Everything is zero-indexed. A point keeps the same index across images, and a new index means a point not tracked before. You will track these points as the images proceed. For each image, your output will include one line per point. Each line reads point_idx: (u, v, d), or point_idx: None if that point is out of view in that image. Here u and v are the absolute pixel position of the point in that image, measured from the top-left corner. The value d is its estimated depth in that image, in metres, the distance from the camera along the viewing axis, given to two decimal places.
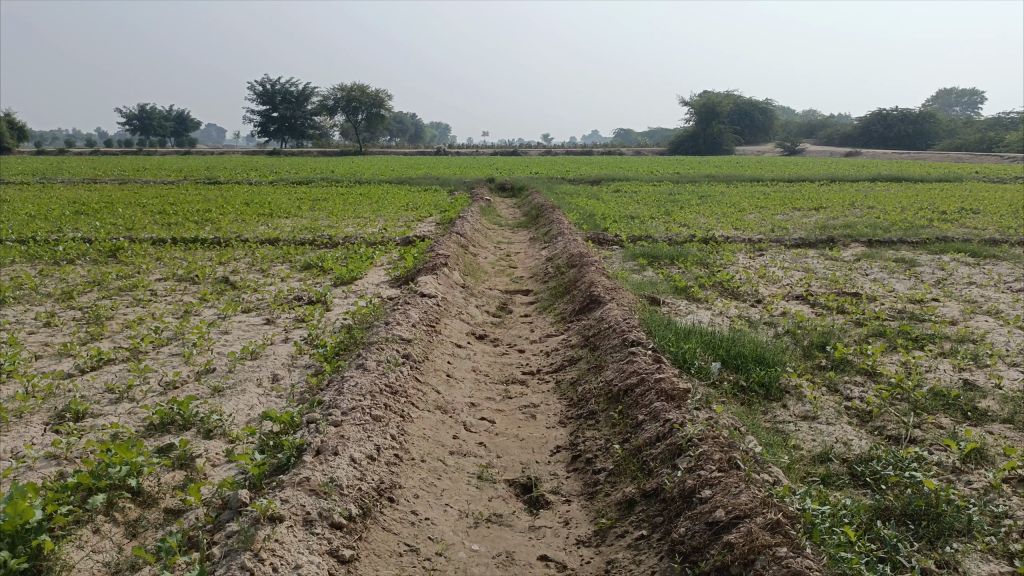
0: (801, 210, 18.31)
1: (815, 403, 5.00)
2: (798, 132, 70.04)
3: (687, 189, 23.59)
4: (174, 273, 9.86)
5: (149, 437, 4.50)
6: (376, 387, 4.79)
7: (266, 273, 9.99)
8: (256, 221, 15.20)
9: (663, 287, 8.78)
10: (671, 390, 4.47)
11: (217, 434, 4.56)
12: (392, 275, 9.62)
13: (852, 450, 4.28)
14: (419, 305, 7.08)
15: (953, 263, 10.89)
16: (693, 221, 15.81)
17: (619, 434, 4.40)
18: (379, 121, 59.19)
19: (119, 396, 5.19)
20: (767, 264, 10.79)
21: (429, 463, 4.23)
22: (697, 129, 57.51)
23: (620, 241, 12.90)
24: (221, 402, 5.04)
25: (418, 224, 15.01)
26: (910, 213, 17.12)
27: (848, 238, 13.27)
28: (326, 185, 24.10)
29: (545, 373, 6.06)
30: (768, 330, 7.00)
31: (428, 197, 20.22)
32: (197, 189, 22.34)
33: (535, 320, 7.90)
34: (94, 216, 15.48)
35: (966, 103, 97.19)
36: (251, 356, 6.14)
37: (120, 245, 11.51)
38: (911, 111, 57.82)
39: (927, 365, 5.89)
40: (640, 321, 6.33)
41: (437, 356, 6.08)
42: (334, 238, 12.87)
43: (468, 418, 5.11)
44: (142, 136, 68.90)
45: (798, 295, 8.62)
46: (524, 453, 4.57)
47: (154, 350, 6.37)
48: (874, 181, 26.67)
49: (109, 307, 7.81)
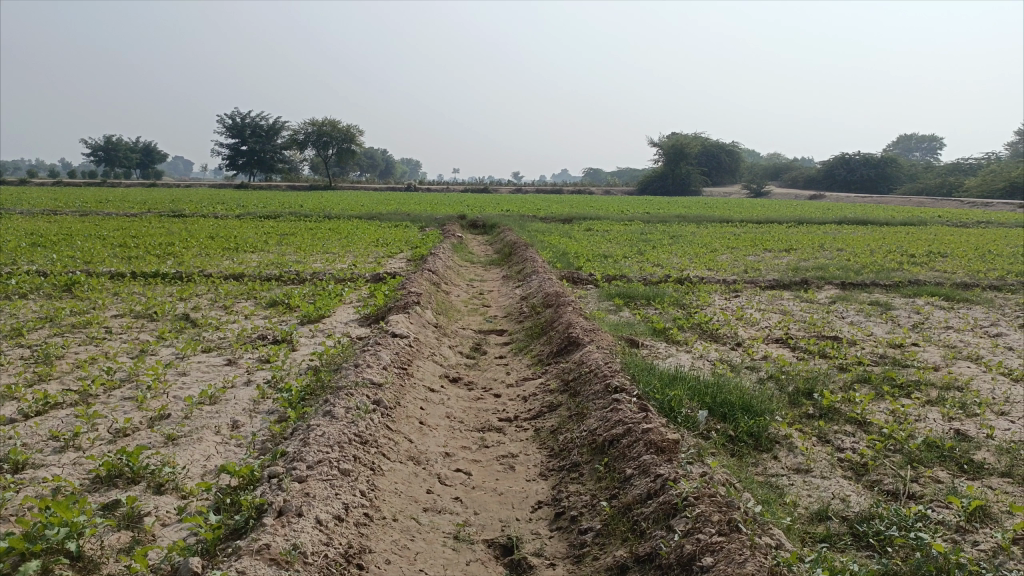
0: (772, 251, 18.36)
1: (808, 455, 4.77)
2: (764, 174, 71.37)
3: (658, 229, 23.65)
4: (132, 309, 9.43)
5: (93, 492, 4.11)
6: (344, 437, 4.47)
7: (229, 310, 9.60)
8: (221, 255, 14.78)
9: (641, 328, 8.58)
10: (660, 441, 4.21)
11: (170, 489, 4.19)
12: (362, 314, 9.31)
13: (851, 508, 4.05)
14: (390, 346, 6.77)
15: (928, 307, 10.87)
16: (666, 261, 15.74)
17: (606, 490, 4.12)
18: (349, 156, 59.02)
19: (64, 445, 4.79)
20: (744, 305, 10.66)
21: (401, 522, 3.90)
22: (665, 170, 58.28)
23: (595, 281, 12.74)
24: (174, 453, 4.67)
25: (388, 260, 14.70)
26: (879, 256, 17.24)
27: (821, 280, 13.25)
28: (294, 220, 23.70)
29: (523, 420, 5.76)
30: (751, 374, 6.80)
31: (398, 232, 19.99)
32: (160, 222, 21.78)
33: (510, 362, 7.61)
34: (51, 248, 14.95)
35: (924, 149, 100.02)
36: (210, 401, 5.77)
37: (77, 278, 11.05)
38: (872, 156, 59.26)
39: (918, 413, 5.72)
40: (622, 365, 6.09)
41: (410, 401, 5.76)
42: (302, 274, 12.52)
43: (442, 469, 4.79)
44: (107, 168, 67.91)
45: (778, 338, 8.47)
46: (503, 509, 4.27)
47: (105, 394, 5.96)
48: (840, 223, 27.03)
49: (60, 346, 7.37)
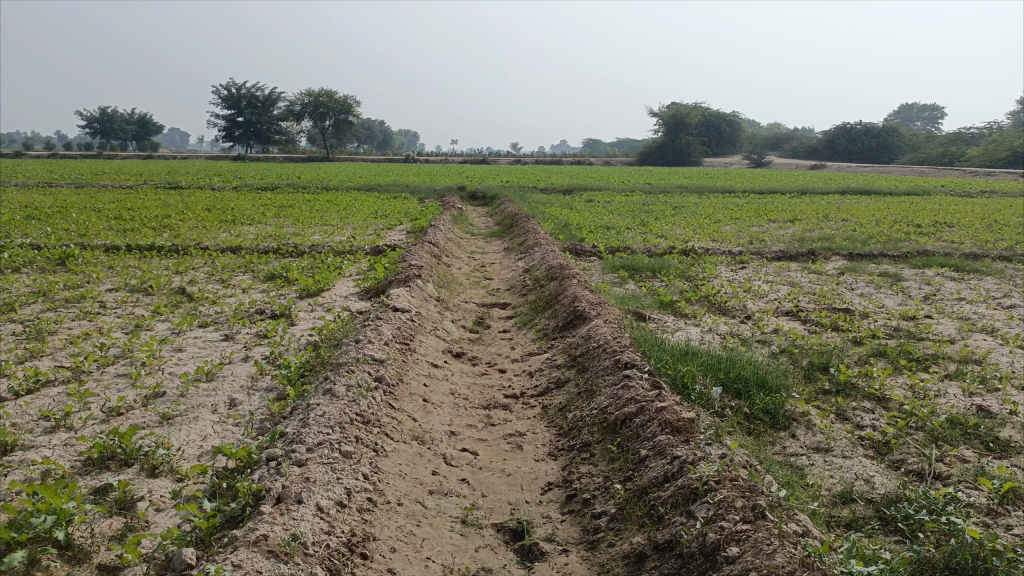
0: (776, 222, 18.10)
1: (827, 433, 4.60)
2: (765, 144, 70.77)
3: (659, 199, 23.35)
4: (127, 283, 9.22)
5: (84, 475, 3.93)
6: (346, 417, 4.29)
7: (227, 284, 9.39)
8: (218, 228, 14.53)
9: (648, 301, 8.38)
10: (675, 421, 4.02)
11: (164, 472, 4.02)
12: (362, 287, 9.11)
13: (876, 490, 3.89)
14: (392, 321, 6.57)
15: (938, 278, 10.66)
16: (669, 232, 15.51)
17: (620, 471, 3.95)
18: (346, 127, 58.42)
19: (55, 425, 4.60)
20: (752, 277, 10.46)
21: (407, 507, 3.73)
22: (665, 140, 57.74)
23: (598, 253, 12.52)
24: (169, 433, 4.49)
25: (388, 233, 14.45)
26: (885, 226, 16.99)
27: (829, 251, 13.02)
28: (292, 192, 23.40)
29: (529, 397, 5.58)
30: (762, 349, 6.61)
31: (397, 204, 19.71)
32: (156, 194, 21.47)
33: (515, 336, 7.42)
34: (45, 221, 14.69)
35: (926, 118, 99.18)
36: (207, 378, 5.59)
37: (71, 252, 10.83)
38: (874, 126, 58.62)
39: (938, 389, 5.54)
40: (631, 340, 5.90)
41: (413, 378, 5.58)
42: (300, 247, 12.29)
43: (447, 449, 4.61)
44: (104, 140, 67.20)
45: (788, 311, 8.28)
46: (512, 492, 4.10)
47: (98, 371, 5.77)
48: (844, 194, 26.67)
49: (52, 321, 7.17)
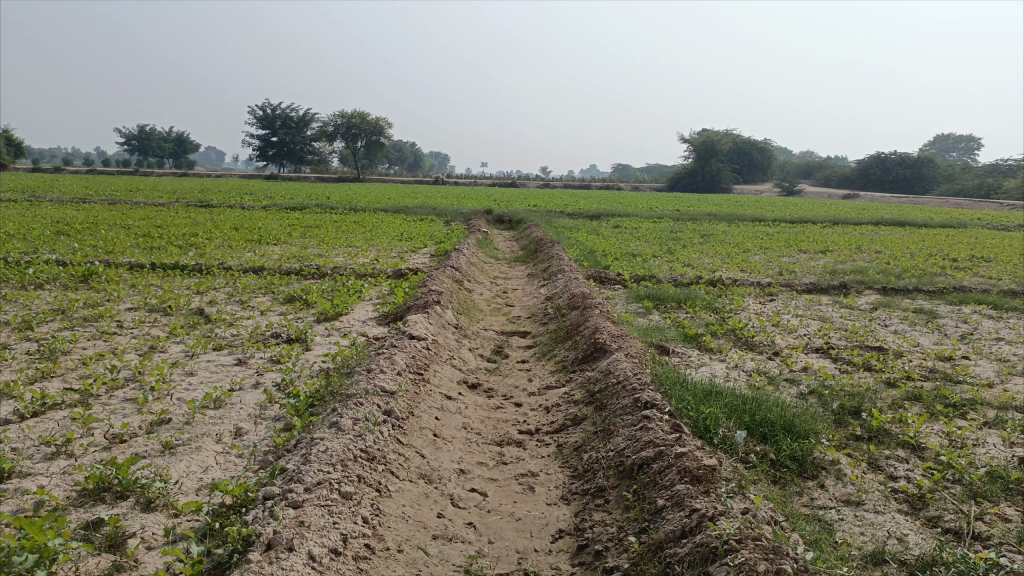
0: (807, 252, 17.75)
1: (858, 485, 4.34)
2: (796, 173, 70.16)
3: (687, 227, 23.08)
4: (147, 302, 9.17)
5: (77, 508, 3.79)
6: (349, 454, 4.13)
7: (245, 306, 9.31)
8: (243, 248, 14.55)
9: (672, 334, 8.14)
10: (695, 469, 3.79)
11: (159, 507, 3.87)
12: (380, 312, 8.98)
13: (910, 550, 3.62)
14: (406, 349, 6.40)
15: (975, 316, 10.28)
16: (696, 261, 15.25)
17: (634, 522, 3.72)
18: (378, 148, 58.92)
19: (55, 451, 4.48)
20: (780, 311, 10.18)
21: (407, 554, 3.54)
22: (695, 167, 57.47)
23: (623, 281, 12.30)
24: (169, 464, 4.35)
25: (412, 256, 14.36)
26: (919, 259, 16.57)
27: (861, 284, 12.67)
28: (320, 212, 23.51)
29: (544, 434, 5.37)
30: (790, 389, 6.34)
31: (423, 227, 19.68)
32: (186, 212, 21.65)
33: (533, 367, 7.22)
34: (74, 237, 14.82)
35: (962, 149, 97.84)
36: (214, 405, 5.44)
37: (95, 268, 10.85)
38: (908, 156, 57.78)
39: (977, 437, 5.23)
40: (653, 376, 5.66)
41: (424, 411, 5.40)
42: (323, 268, 12.23)
43: (455, 489, 4.42)
44: (141, 156, 68.54)
45: (818, 348, 7.98)
46: (521, 538, 3.88)
47: (106, 395, 5.66)
48: (877, 224, 26.19)
49: (67, 340, 7.11)
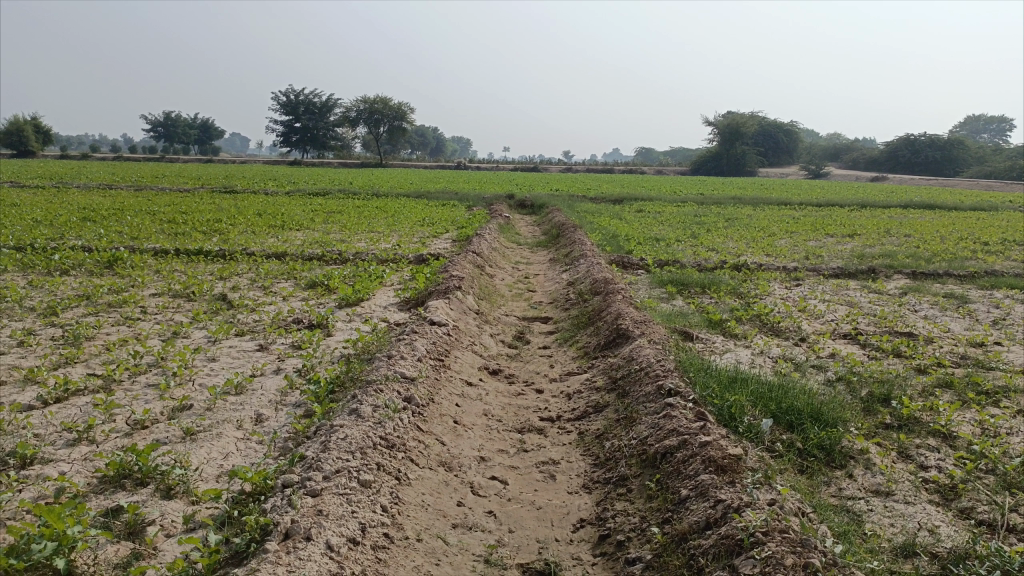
0: (834, 236, 17.47)
1: (888, 475, 4.23)
2: (823, 155, 69.14)
3: (712, 210, 22.81)
4: (170, 288, 9.22)
5: (98, 495, 3.80)
6: (369, 442, 4.10)
7: (268, 291, 9.33)
8: (266, 233, 14.60)
9: (695, 319, 8.02)
10: (720, 459, 3.70)
11: (179, 494, 3.86)
12: (401, 298, 8.95)
13: (942, 543, 3.52)
14: (427, 335, 6.36)
15: (1008, 301, 10.02)
16: (721, 245, 15.06)
17: (657, 512, 3.66)
18: (400, 134, 58.90)
19: (77, 437, 4.51)
20: (807, 296, 10.01)
21: (426, 543, 3.50)
22: (719, 150, 56.83)
23: (646, 266, 12.17)
24: (189, 451, 4.34)
25: (433, 241, 14.32)
26: (950, 243, 16.24)
27: (890, 268, 12.43)
28: (343, 197, 23.57)
29: (566, 421, 5.31)
30: (817, 376, 6.22)
31: (445, 212, 19.65)
32: (211, 198, 21.80)
33: (555, 353, 7.15)
34: (100, 223, 14.95)
35: (994, 130, 95.85)
36: (235, 392, 5.43)
37: (119, 254, 10.93)
38: (938, 137, 56.64)
39: (1011, 426, 5.08)
40: (676, 363, 5.57)
41: (445, 398, 5.36)
42: (345, 254, 12.23)
43: (476, 476, 4.37)
44: (166, 143, 69.16)
45: (846, 334, 7.83)
46: (542, 528, 3.83)
47: (129, 380, 5.69)
48: (907, 207, 25.73)
49: (92, 326, 7.16)
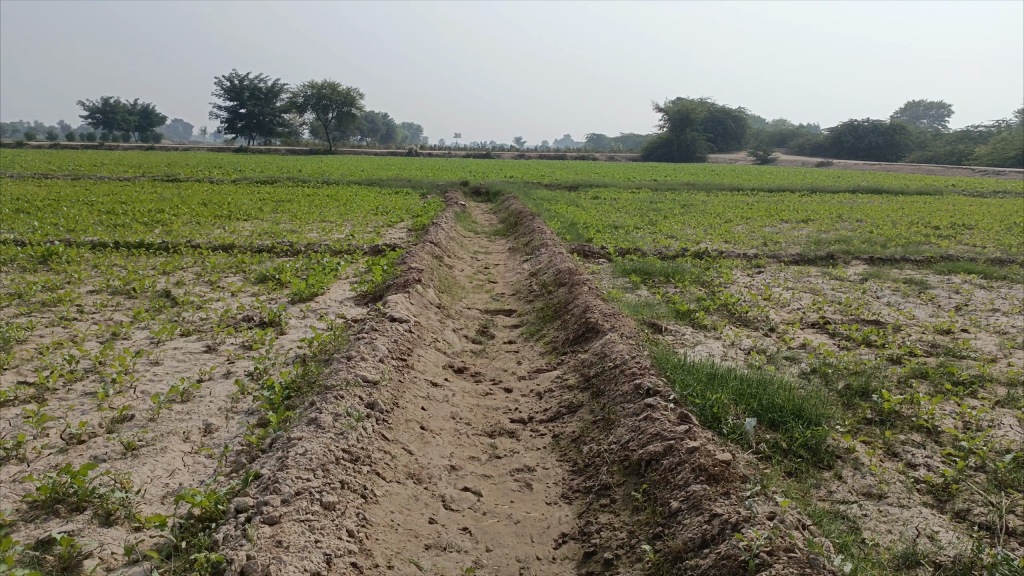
0: (789, 222, 17.52)
1: (879, 476, 4.06)
2: (771, 141, 70.11)
3: (667, 197, 22.78)
4: (109, 284, 8.65)
5: (27, 524, 3.39)
6: (330, 457, 3.78)
7: (215, 287, 8.83)
8: (212, 224, 13.95)
9: (663, 310, 7.82)
10: (711, 467, 3.47)
11: (120, 520, 3.47)
12: (358, 292, 8.55)
13: (944, 550, 3.35)
14: (387, 332, 6.02)
15: (967, 286, 10.07)
16: (679, 232, 14.96)
17: (646, 526, 3.42)
18: (349, 120, 57.73)
19: (4, 456, 4.06)
20: (770, 283, 9.89)
21: (399, 570, 3.21)
22: (670, 136, 57.13)
23: (607, 254, 11.97)
24: (131, 469, 3.94)
25: (388, 230, 13.88)
26: (902, 227, 16.39)
27: (848, 254, 12.44)
28: (292, 185, 22.86)
29: (538, 423, 5.03)
30: (791, 368, 6.06)
31: (399, 200, 19.15)
32: (153, 186, 20.93)
33: (521, 349, 6.87)
34: (34, 214, 14.12)
35: (933, 116, 98.64)
36: (181, 399, 5.01)
37: (54, 249, 10.25)
38: (882, 123, 57.82)
39: (992, 418, 4.96)
40: (651, 359, 5.33)
41: (410, 402, 5.04)
42: (296, 245, 11.74)
43: (447, 488, 4.07)
44: (105, 130, 66.63)
45: (814, 323, 7.71)
46: (522, 545, 3.55)
47: (64, 389, 5.22)
48: (856, 192, 26.11)
49: (23, 328, 6.61)
